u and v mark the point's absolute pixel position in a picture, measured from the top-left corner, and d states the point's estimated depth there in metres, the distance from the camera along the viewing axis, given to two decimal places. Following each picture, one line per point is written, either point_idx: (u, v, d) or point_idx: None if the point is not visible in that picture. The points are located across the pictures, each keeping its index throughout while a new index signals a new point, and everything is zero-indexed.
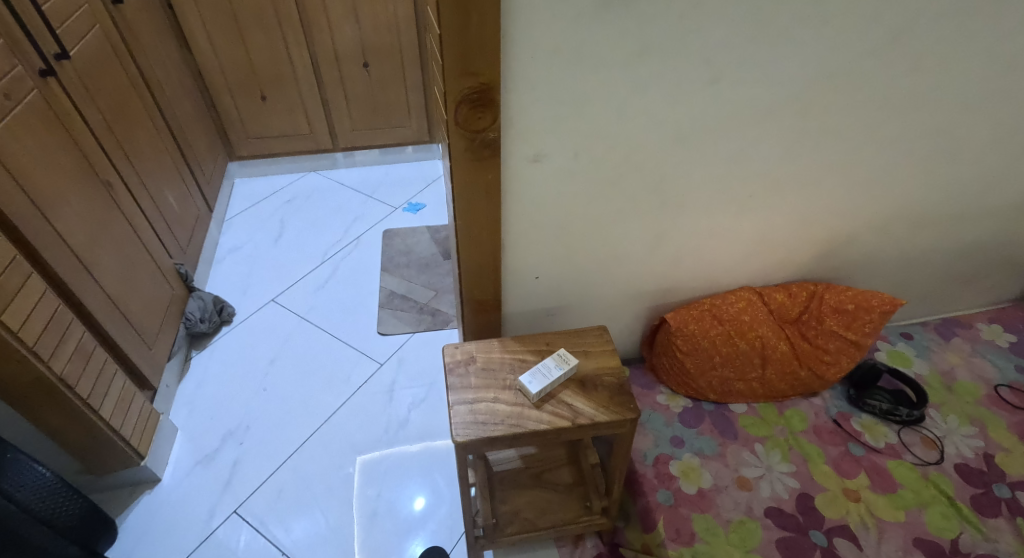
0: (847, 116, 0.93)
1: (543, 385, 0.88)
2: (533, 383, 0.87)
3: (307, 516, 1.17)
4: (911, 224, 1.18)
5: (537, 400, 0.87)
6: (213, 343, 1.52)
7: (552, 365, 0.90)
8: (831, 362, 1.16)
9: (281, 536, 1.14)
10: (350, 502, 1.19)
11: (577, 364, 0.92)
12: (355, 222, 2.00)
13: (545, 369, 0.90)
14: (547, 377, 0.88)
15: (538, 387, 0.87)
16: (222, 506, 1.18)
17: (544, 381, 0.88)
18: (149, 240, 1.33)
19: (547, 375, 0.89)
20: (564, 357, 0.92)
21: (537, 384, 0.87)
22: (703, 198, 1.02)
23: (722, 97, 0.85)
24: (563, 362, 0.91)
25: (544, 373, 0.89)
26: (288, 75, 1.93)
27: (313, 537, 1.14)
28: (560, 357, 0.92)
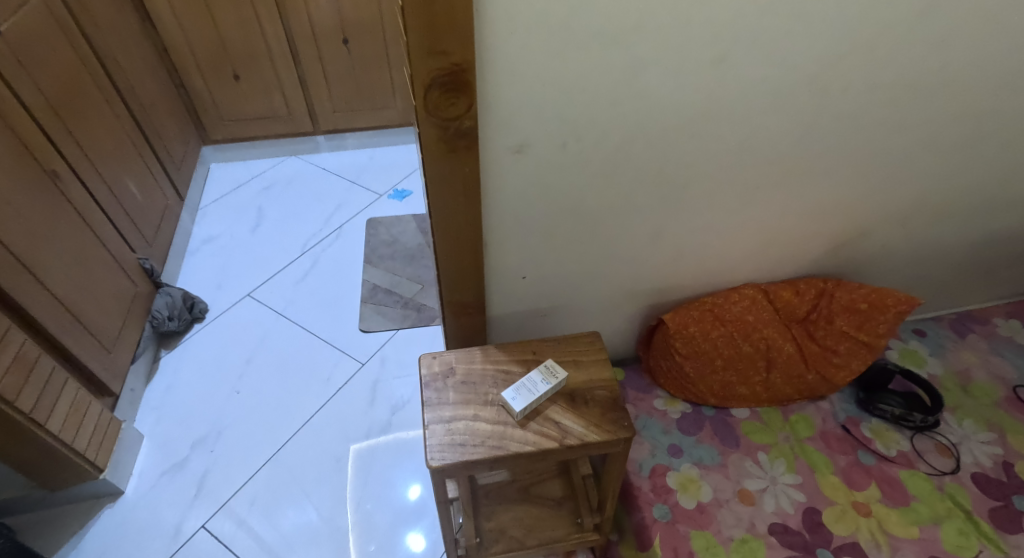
0: (868, 99, 0.83)
1: (529, 402, 0.79)
2: (517, 400, 0.79)
3: (295, 508, 1.13)
4: (930, 216, 1.09)
5: (521, 417, 0.79)
6: (183, 342, 1.43)
7: (538, 379, 0.82)
8: (840, 365, 1.08)
9: (268, 530, 1.09)
10: (344, 490, 1.16)
11: (567, 377, 0.84)
12: (338, 211, 1.90)
13: (531, 383, 0.82)
14: (533, 393, 0.80)
15: (523, 404, 0.79)
16: (195, 514, 1.11)
17: (530, 398, 0.80)
18: (106, 234, 1.23)
19: (533, 390, 0.81)
20: (552, 369, 0.84)
21: (521, 402, 0.79)
22: (706, 190, 0.92)
23: (730, 77, 0.75)
24: (552, 375, 0.83)
25: (530, 389, 0.81)
26: (261, 52, 1.80)
27: (303, 528, 1.10)
28: (548, 370, 0.84)
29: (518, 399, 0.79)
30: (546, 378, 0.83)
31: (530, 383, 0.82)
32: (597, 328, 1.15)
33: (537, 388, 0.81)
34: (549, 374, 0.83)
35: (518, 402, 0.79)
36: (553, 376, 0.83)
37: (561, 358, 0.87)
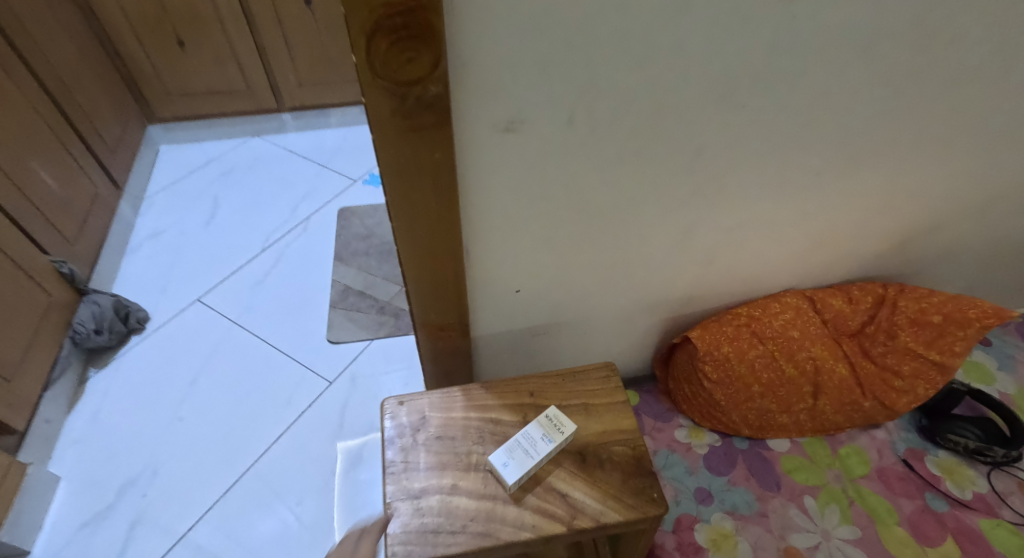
0: (976, 57, 0.62)
1: (524, 472, 0.59)
2: (509, 469, 0.59)
3: (272, 514, 1.00)
4: (1014, 207, 0.89)
5: (516, 490, 0.59)
6: (117, 359, 1.21)
7: (537, 439, 0.62)
8: (904, 389, 0.89)
9: (243, 541, 0.97)
10: (332, 488, 1.04)
11: (575, 430, 0.63)
12: (305, 200, 1.67)
13: (529, 443, 0.61)
14: (531, 459, 0.60)
15: (518, 476, 0.59)
16: (149, 541, 0.96)
17: (527, 466, 0.60)
18: (5, 236, 1.00)
19: (531, 454, 0.60)
20: (557, 422, 0.63)
21: (515, 473, 0.59)
22: (752, 179, 0.71)
23: (806, 22, 0.53)
24: (555, 430, 0.63)
25: (527, 452, 0.61)
26: (208, 15, 1.54)
27: (284, 536, 0.98)
28: (550, 423, 0.63)
29: (510, 468, 0.59)
30: (548, 435, 0.62)
31: (526, 443, 0.61)
32: (606, 345, 0.95)
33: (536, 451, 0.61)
34: (552, 429, 0.63)
35: (512, 472, 0.59)
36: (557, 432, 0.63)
37: (566, 401, 0.67)
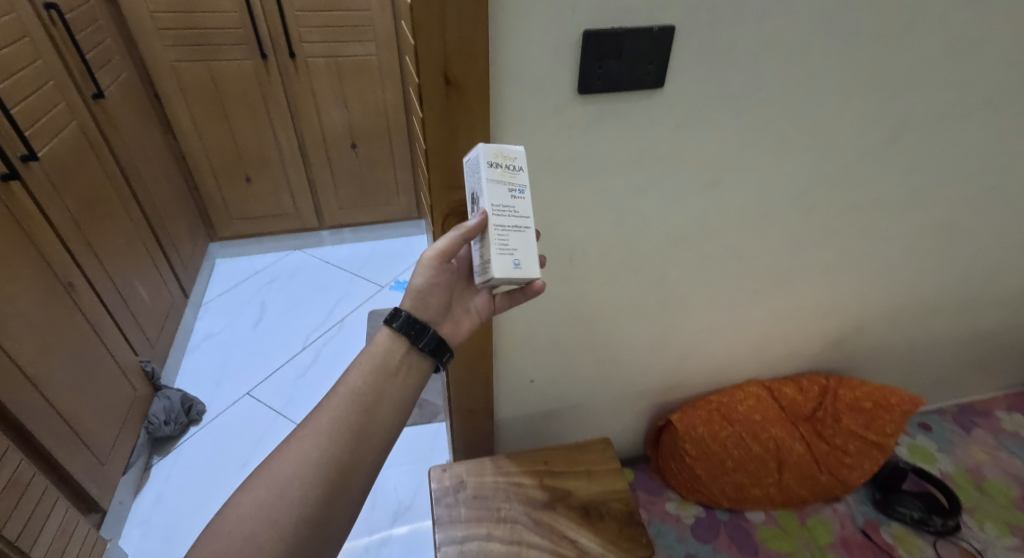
0: (850, 215, 0.90)
1: (513, 227, 0.55)
2: (524, 236, 0.56)
3: None
4: (921, 314, 1.13)
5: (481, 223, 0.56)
6: (177, 447, 1.40)
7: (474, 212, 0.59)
8: (852, 465, 1.08)
9: None
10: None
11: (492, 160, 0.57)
12: (340, 303, 1.92)
13: (503, 208, 0.55)
14: (517, 212, 0.56)
15: (529, 224, 0.56)
16: None
17: (524, 218, 0.56)
18: (112, 339, 1.25)
19: (523, 208, 0.56)
20: (508, 160, 0.56)
21: (516, 234, 0.55)
22: (708, 298, 0.96)
23: (724, 198, 0.81)
24: (493, 162, 0.56)
25: (500, 205, 0.55)
26: (273, 157, 1.92)
27: None
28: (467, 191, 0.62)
29: (524, 236, 0.55)
30: (499, 181, 0.56)
31: (498, 217, 0.54)
32: (604, 427, 1.15)
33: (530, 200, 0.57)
34: (505, 167, 0.57)
35: (526, 233, 0.56)
36: (475, 172, 0.57)
37: (573, 467, 0.87)
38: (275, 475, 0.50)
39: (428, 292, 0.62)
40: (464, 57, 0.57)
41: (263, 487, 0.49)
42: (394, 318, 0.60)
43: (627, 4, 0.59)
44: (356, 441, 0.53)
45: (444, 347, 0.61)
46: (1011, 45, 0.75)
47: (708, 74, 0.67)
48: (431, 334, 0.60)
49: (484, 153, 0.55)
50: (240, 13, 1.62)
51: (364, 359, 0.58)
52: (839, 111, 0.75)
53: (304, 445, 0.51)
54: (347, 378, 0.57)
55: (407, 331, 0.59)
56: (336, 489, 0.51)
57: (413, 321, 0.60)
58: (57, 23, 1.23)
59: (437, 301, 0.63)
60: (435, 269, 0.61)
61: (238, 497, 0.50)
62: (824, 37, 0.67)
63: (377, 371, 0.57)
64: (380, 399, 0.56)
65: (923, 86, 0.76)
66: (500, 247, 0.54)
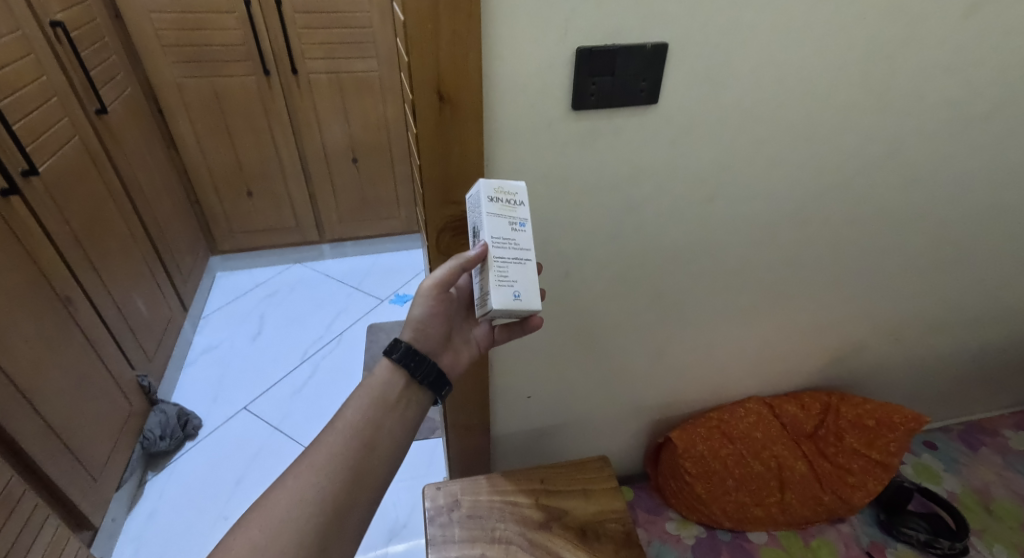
0: (849, 231, 0.89)
1: (514, 260, 0.55)
2: (524, 268, 0.55)
3: None
4: (923, 331, 1.12)
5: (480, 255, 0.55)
6: (172, 463, 1.39)
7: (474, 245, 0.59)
8: (856, 484, 1.06)
9: None
10: None
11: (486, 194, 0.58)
12: (339, 317, 1.92)
13: (504, 241, 0.55)
14: (517, 245, 0.56)
15: (530, 257, 0.56)
16: None
17: (525, 251, 0.56)
18: (108, 353, 1.25)
19: (523, 241, 0.56)
20: (509, 195, 0.57)
21: (516, 267, 0.55)
22: (707, 314, 0.95)
23: (721, 213, 0.81)
24: (493, 198, 0.56)
25: (500, 237, 0.55)
26: (275, 172, 1.93)
27: None
28: (469, 227, 0.62)
29: (525, 269, 0.55)
30: (499, 215, 0.56)
31: (498, 249, 0.54)
32: (603, 445, 1.13)
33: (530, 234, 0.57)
34: (506, 203, 0.57)
35: (527, 265, 0.55)
36: (475, 207, 0.58)
37: (569, 487, 0.86)
38: (269, 516, 0.48)
39: (426, 322, 0.62)
40: (457, 75, 0.57)
41: (258, 528, 0.47)
42: (394, 349, 0.60)
43: (619, 21, 0.59)
44: (354, 479, 0.52)
45: (444, 380, 0.62)
46: (1007, 60, 0.75)
47: (702, 90, 0.67)
48: (431, 366, 0.60)
49: (484, 189, 0.56)
50: (243, 30, 1.64)
51: (361, 392, 0.57)
52: (835, 127, 0.75)
53: (300, 484, 0.50)
54: (344, 413, 0.56)
55: (407, 362, 0.59)
56: (334, 529, 0.49)
57: (413, 353, 0.59)
58: (62, 40, 1.25)
59: (436, 330, 0.63)
60: (434, 298, 0.61)
61: (228, 541, 0.47)
62: (818, 53, 0.67)
63: (376, 404, 0.57)
64: (380, 432, 0.55)
65: (919, 102, 0.76)
66: (500, 278, 0.53)
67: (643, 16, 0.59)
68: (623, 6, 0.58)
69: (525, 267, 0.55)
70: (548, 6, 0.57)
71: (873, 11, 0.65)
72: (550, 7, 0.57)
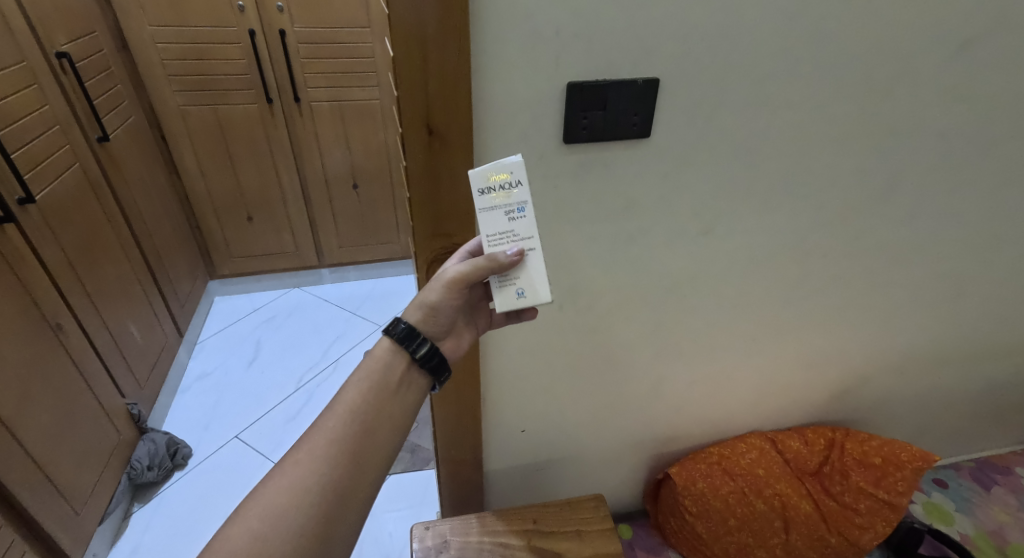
0: (848, 264, 0.88)
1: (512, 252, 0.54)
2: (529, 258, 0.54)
3: None
4: (929, 364, 1.09)
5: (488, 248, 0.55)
6: (159, 494, 1.36)
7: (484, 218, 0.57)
8: (864, 525, 1.01)
9: None
10: None
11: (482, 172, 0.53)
12: (335, 343, 1.90)
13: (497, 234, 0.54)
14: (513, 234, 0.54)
15: (534, 243, 0.54)
16: None
17: (526, 239, 0.54)
18: (98, 381, 1.23)
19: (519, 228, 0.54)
20: (500, 182, 0.52)
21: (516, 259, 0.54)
22: (705, 346, 0.93)
23: (717, 245, 0.79)
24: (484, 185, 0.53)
25: (497, 234, 0.54)
26: (275, 197, 1.94)
27: None
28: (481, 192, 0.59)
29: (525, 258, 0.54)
30: (493, 208, 0.53)
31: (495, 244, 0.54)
32: (601, 479, 1.10)
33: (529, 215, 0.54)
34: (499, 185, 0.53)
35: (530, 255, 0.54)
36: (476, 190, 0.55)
37: (563, 527, 0.83)
38: (265, 506, 0.47)
39: (438, 305, 0.58)
40: (446, 109, 0.57)
41: (255, 517, 0.46)
42: (394, 327, 0.57)
43: (610, 57, 0.59)
44: (354, 465, 0.51)
45: (444, 366, 0.59)
46: (1002, 96, 0.75)
47: (694, 124, 0.66)
48: (433, 350, 0.57)
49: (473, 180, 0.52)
50: (247, 61, 1.67)
51: (361, 374, 0.55)
52: (831, 160, 0.75)
53: (299, 471, 0.49)
54: (343, 396, 0.54)
55: (408, 343, 0.56)
56: (337, 514, 0.49)
57: (415, 333, 0.57)
58: (67, 70, 1.28)
59: (445, 317, 0.59)
60: (452, 290, 0.57)
61: (225, 531, 0.46)
62: (810, 88, 0.67)
63: (375, 388, 0.54)
64: (380, 418, 0.53)
65: (916, 135, 0.75)
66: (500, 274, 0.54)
67: (633, 52, 0.59)
68: (615, 43, 0.58)
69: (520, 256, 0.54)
70: (539, 42, 0.57)
71: (864, 48, 0.65)
72: (540, 43, 0.57)
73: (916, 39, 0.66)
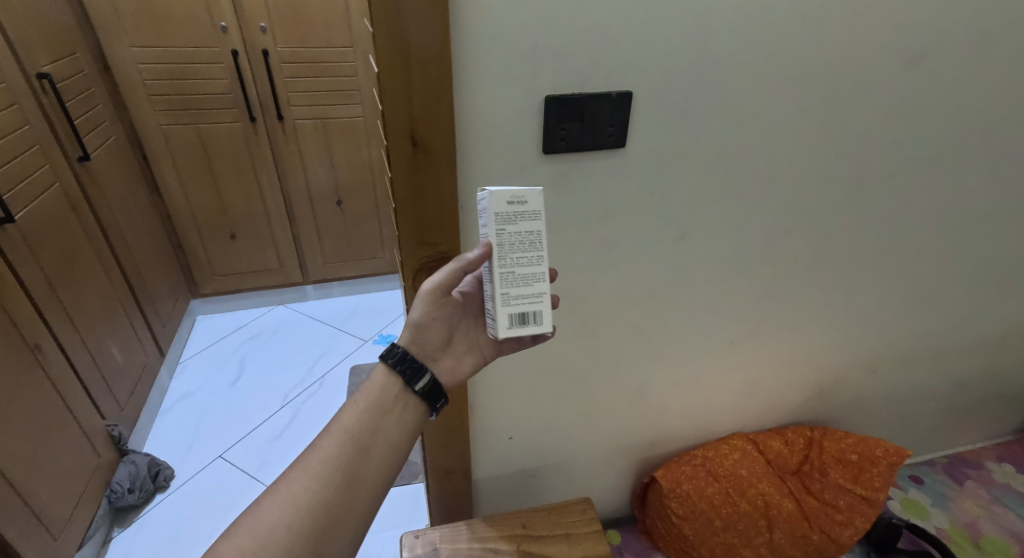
0: (819, 267, 0.92)
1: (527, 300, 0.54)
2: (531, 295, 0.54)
3: None
4: (900, 363, 1.14)
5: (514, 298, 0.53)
6: (140, 518, 1.33)
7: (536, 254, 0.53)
8: (845, 522, 1.04)
9: None
10: None
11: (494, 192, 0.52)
12: (321, 359, 1.89)
13: (509, 279, 0.53)
14: (535, 262, 0.54)
15: (534, 286, 0.54)
16: None
17: (533, 282, 0.54)
18: (77, 402, 1.21)
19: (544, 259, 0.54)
20: (518, 202, 0.52)
21: (533, 310, 0.54)
22: (687, 349, 0.95)
23: (694, 250, 0.83)
24: (498, 213, 0.52)
25: (524, 275, 0.53)
26: (259, 215, 1.94)
27: None
28: (513, 222, 0.53)
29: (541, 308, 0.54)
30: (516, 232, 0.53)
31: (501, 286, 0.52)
32: (589, 484, 1.11)
33: (546, 250, 0.54)
34: (516, 211, 0.52)
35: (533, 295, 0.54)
36: (513, 223, 0.53)
37: (552, 531, 0.84)
38: (257, 524, 0.49)
39: (423, 327, 0.59)
40: (430, 122, 0.59)
41: (244, 535, 0.48)
42: (389, 355, 0.58)
43: (585, 73, 0.62)
44: (347, 484, 0.52)
45: (440, 392, 0.59)
46: (948, 107, 0.80)
47: (667, 135, 0.70)
48: (427, 377, 0.58)
49: (492, 207, 0.52)
50: (230, 80, 1.69)
51: (358, 395, 0.57)
52: (796, 167, 0.79)
53: (292, 489, 0.51)
54: (341, 418, 0.56)
55: (403, 368, 0.57)
56: (326, 534, 0.50)
57: (411, 359, 0.58)
58: (48, 91, 1.28)
59: (436, 335, 0.59)
60: (432, 304, 0.58)
61: (216, 549, 0.48)
62: (773, 101, 0.71)
63: (367, 407, 0.56)
64: (374, 436, 0.55)
65: (874, 143, 0.80)
66: (509, 325, 0.53)
67: (607, 68, 0.63)
68: (589, 60, 0.62)
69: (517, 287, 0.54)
70: (517, 59, 0.60)
71: (821, 63, 0.70)
72: (519, 60, 0.60)
73: (869, 54, 0.71)
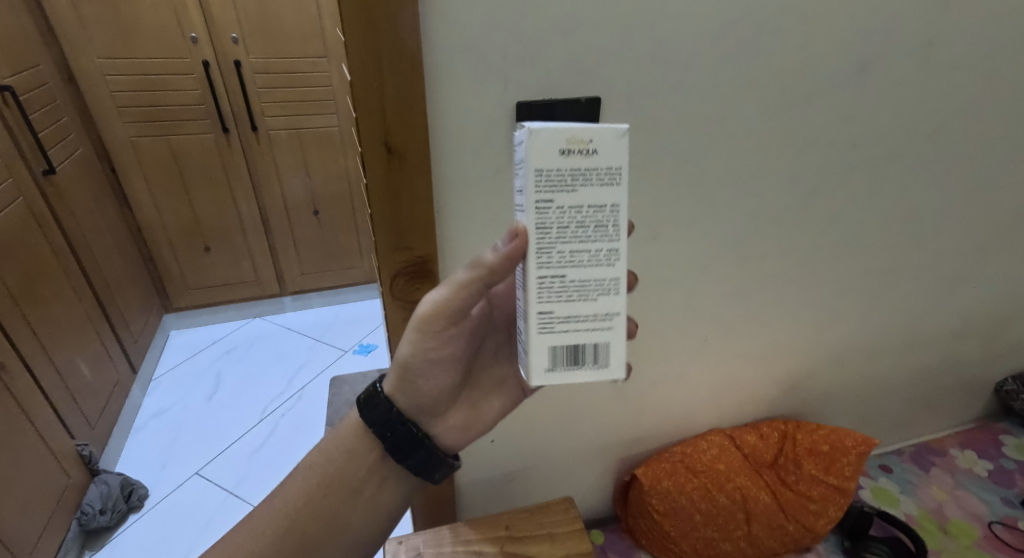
0: (785, 266, 0.95)
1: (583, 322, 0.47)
2: (590, 304, 0.46)
3: None
4: (866, 356, 1.18)
5: (571, 302, 0.46)
6: (113, 539, 1.29)
7: (598, 240, 0.45)
8: (818, 512, 1.07)
9: None
10: None
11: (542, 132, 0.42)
12: (299, 371, 1.86)
13: (554, 282, 0.46)
14: (597, 261, 0.46)
15: (597, 297, 0.46)
16: None
17: (596, 292, 0.46)
18: (44, 421, 1.17)
19: (614, 258, 0.46)
20: (580, 154, 0.43)
21: (589, 330, 0.47)
22: (662, 348, 0.98)
23: (666, 251, 0.85)
24: (546, 171, 0.43)
25: (587, 280, 0.46)
26: (233, 226, 1.92)
27: None
28: (573, 187, 0.44)
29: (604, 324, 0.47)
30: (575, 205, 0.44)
31: (543, 292, 0.45)
32: (572, 485, 1.12)
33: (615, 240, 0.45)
34: (574, 170, 0.43)
35: (592, 305, 0.46)
36: (574, 190, 0.44)
37: (536, 531, 0.85)
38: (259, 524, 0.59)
39: (415, 367, 0.57)
40: (404, 129, 0.60)
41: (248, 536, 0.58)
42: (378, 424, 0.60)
43: (554, 80, 0.64)
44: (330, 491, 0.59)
45: (442, 462, 0.60)
46: (897, 110, 0.85)
47: (634, 139, 0.72)
48: (413, 455, 0.59)
49: (542, 166, 0.43)
50: (202, 91, 1.67)
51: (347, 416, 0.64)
52: (759, 170, 0.82)
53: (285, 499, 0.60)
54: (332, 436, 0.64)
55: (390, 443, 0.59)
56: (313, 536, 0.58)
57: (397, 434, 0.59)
58: (11, 104, 1.25)
59: (439, 374, 0.58)
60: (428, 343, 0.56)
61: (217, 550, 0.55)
62: (734, 105, 0.74)
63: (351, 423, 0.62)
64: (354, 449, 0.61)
65: (830, 146, 0.84)
66: (558, 350, 0.47)
67: (575, 75, 0.65)
68: (557, 68, 0.64)
69: (572, 292, 0.46)
70: (487, 67, 0.61)
71: (778, 70, 0.74)
72: (490, 68, 0.61)
73: (822, 60, 0.75)
